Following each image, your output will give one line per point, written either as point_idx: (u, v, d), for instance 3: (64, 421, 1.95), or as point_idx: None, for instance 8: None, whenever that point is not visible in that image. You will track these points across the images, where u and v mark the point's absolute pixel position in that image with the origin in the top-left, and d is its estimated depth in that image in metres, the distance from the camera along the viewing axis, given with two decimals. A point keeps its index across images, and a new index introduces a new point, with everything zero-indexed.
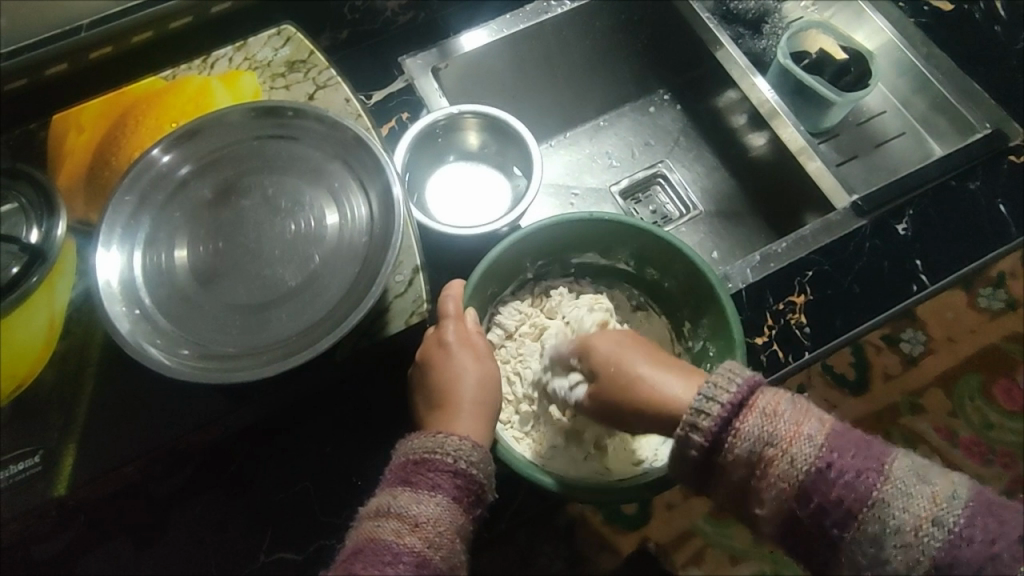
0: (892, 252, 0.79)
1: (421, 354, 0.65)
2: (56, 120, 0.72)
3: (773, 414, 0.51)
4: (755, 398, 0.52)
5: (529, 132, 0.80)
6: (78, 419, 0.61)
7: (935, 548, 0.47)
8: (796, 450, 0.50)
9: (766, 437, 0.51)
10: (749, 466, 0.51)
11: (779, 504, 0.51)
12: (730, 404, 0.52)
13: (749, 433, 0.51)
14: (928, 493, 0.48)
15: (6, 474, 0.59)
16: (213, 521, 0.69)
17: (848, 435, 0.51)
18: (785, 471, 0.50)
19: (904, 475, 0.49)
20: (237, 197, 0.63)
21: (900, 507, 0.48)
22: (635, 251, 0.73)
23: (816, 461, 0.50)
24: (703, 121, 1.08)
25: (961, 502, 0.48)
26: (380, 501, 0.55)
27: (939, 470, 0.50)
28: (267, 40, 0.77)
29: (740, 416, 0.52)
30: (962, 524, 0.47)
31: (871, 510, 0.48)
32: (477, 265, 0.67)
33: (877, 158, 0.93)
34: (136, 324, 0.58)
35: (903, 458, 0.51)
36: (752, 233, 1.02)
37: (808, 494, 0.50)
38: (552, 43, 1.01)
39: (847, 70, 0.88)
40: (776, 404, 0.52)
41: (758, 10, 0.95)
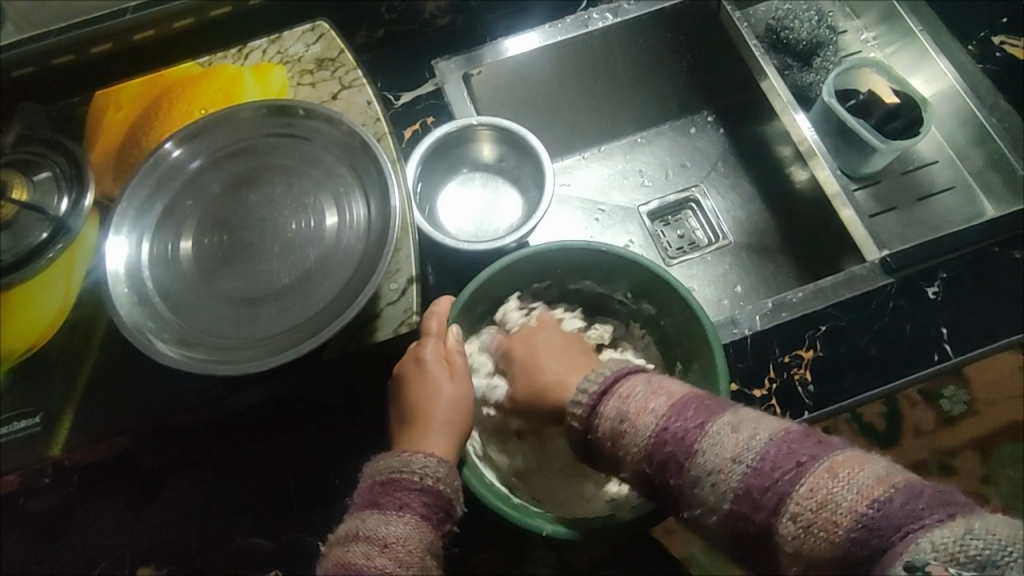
0: (917, 315, 0.74)
1: (398, 368, 0.65)
2: (98, 97, 0.76)
3: (628, 396, 0.56)
4: (617, 386, 0.57)
5: (543, 148, 0.79)
6: (78, 387, 0.65)
7: (737, 484, 0.47)
8: (641, 423, 0.54)
9: (620, 417, 0.55)
10: (611, 441, 0.56)
11: (633, 469, 0.54)
12: (595, 393, 0.58)
13: (609, 415, 0.56)
14: (735, 438, 0.49)
15: (10, 429, 0.64)
16: (199, 498, 0.71)
17: (693, 404, 0.53)
18: (633, 440, 0.54)
19: (720, 426, 0.50)
20: (247, 192, 0.65)
21: (713, 452, 0.49)
22: (633, 285, 0.71)
23: (655, 428, 0.53)
24: (746, 147, 1.04)
25: (760, 441, 0.48)
26: (349, 525, 0.55)
27: (757, 421, 0.50)
28: (301, 35, 0.78)
29: (604, 401, 0.57)
30: (757, 458, 0.47)
31: (692, 460, 0.50)
32: (466, 285, 0.68)
33: (920, 211, 0.87)
34: (135, 305, 0.60)
35: (733, 414, 0.52)
36: (782, 271, 0.97)
37: (650, 456, 0.53)
38: (596, 55, 0.97)
39: (896, 115, 0.83)
40: (633, 387, 0.56)
41: (810, 41, 0.90)
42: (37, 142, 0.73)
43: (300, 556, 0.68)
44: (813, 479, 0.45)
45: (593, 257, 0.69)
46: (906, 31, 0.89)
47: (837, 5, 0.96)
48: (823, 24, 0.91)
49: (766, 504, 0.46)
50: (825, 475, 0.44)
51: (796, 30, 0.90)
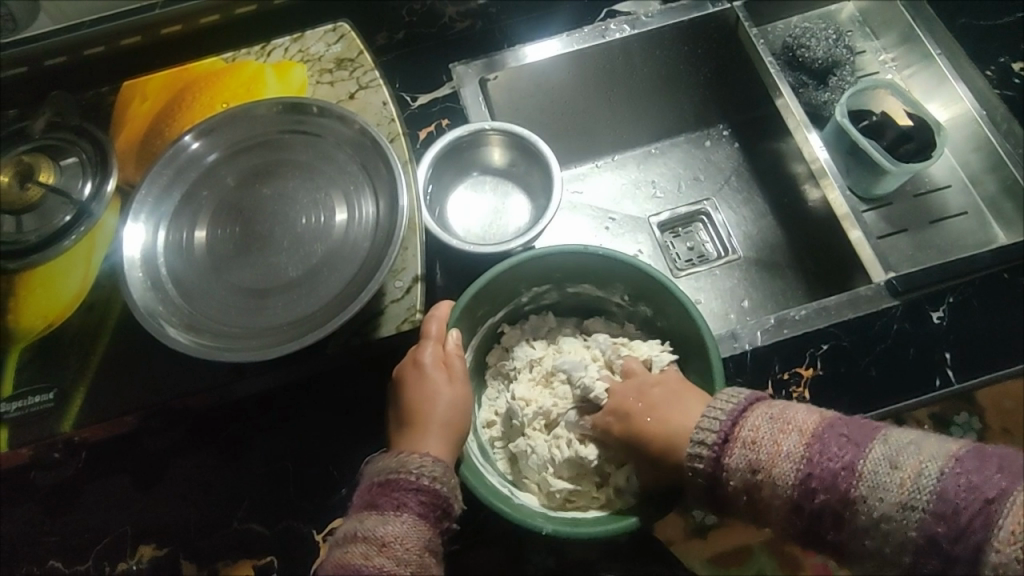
0: (921, 339, 0.74)
1: (398, 370, 0.66)
2: (125, 88, 0.79)
3: (755, 442, 0.56)
4: (739, 431, 0.57)
5: (553, 153, 0.80)
6: (91, 367, 0.68)
7: (916, 533, 0.49)
8: (779, 472, 0.54)
9: (753, 466, 0.55)
10: (746, 493, 0.56)
11: (781, 519, 0.55)
12: (718, 442, 0.57)
13: (737, 465, 0.56)
14: (897, 478, 0.50)
15: (24, 403, 0.67)
16: (200, 480, 0.72)
17: (827, 441, 0.54)
18: (776, 491, 0.54)
19: (875, 463, 0.52)
20: (261, 186, 0.67)
21: (877, 496, 0.51)
22: (631, 289, 0.72)
23: (796, 476, 0.54)
24: (760, 162, 1.04)
25: (931, 477, 0.50)
26: (349, 526, 0.57)
27: (913, 450, 0.52)
28: (322, 35, 0.80)
29: (727, 450, 0.57)
30: (934, 493, 0.49)
31: (851, 508, 0.52)
32: (468, 288, 0.68)
33: (931, 234, 0.87)
34: (148, 291, 0.62)
35: (880, 442, 0.53)
36: (791, 289, 0.96)
37: (799, 506, 0.54)
38: (613, 65, 0.98)
39: (909, 137, 0.83)
40: (757, 429, 0.56)
41: (826, 60, 0.91)
42: (66, 129, 0.76)
43: (296, 542, 0.69)
44: (1012, 520, 0.47)
45: (593, 261, 0.70)
46: (925, 54, 0.89)
47: (856, 25, 0.97)
48: (840, 43, 0.92)
49: (961, 553, 0.48)
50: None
51: (812, 48, 0.91)
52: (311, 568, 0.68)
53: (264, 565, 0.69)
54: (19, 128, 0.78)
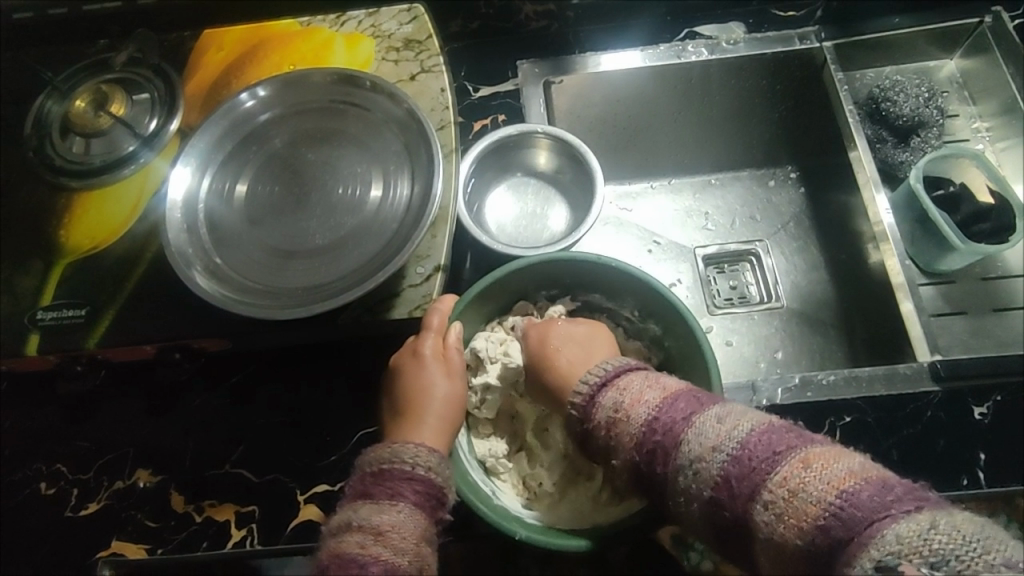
0: (956, 433, 0.68)
1: (397, 359, 0.66)
2: (205, 36, 0.82)
3: (625, 389, 0.57)
4: (617, 379, 0.59)
5: (598, 160, 0.78)
6: (123, 293, 0.71)
7: (717, 472, 0.47)
8: (634, 413, 0.55)
9: (616, 406, 0.56)
10: (605, 430, 0.56)
11: (624, 457, 0.54)
12: (595, 384, 0.59)
13: (604, 405, 0.57)
14: (718, 428, 0.49)
15: (59, 314, 0.70)
16: (202, 418, 0.75)
17: (687, 396, 0.54)
18: (626, 429, 0.54)
19: (707, 419, 0.50)
20: (307, 150, 0.69)
21: (696, 438, 0.50)
22: (640, 303, 0.68)
23: (646, 418, 0.53)
24: (823, 213, 0.98)
25: (743, 430, 0.48)
26: (343, 516, 0.55)
27: (743, 413, 0.50)
28: (396, 14, 0.81)
29: (602, 392, 0.58)
30: (737, 447, 0.47)
31: (678, 448, 0.50)
32: (475, 283, 0.67)
33: (994, 323, 0.80)
34: (182, 233, 0.64)
35: (722, 407, 0.52)
36: (830, 351, 0.90)
37: (641, 444, 0.53)
38: (685, 88, 0.94)
39: (986, 215, 0.77)
40: (629, 381, 0.57)
41: (911, 119, 0.86)
42: (145, 66, 0.81)
43: (278, 499, 0.70)
44: (786, 469, 0.44)
45: (604, 271, 0.67)
46: None
47: (955, 87, 0.91)
48: (931, 103, 0.86)
49: (742, 493, 0.45)
50: (797, 464, 0.44)
51: (898, 104, 0.86)
52: (287, 527, 0.69)
53: (246, 513, 0.70)
54: (105, 58, 0.83)
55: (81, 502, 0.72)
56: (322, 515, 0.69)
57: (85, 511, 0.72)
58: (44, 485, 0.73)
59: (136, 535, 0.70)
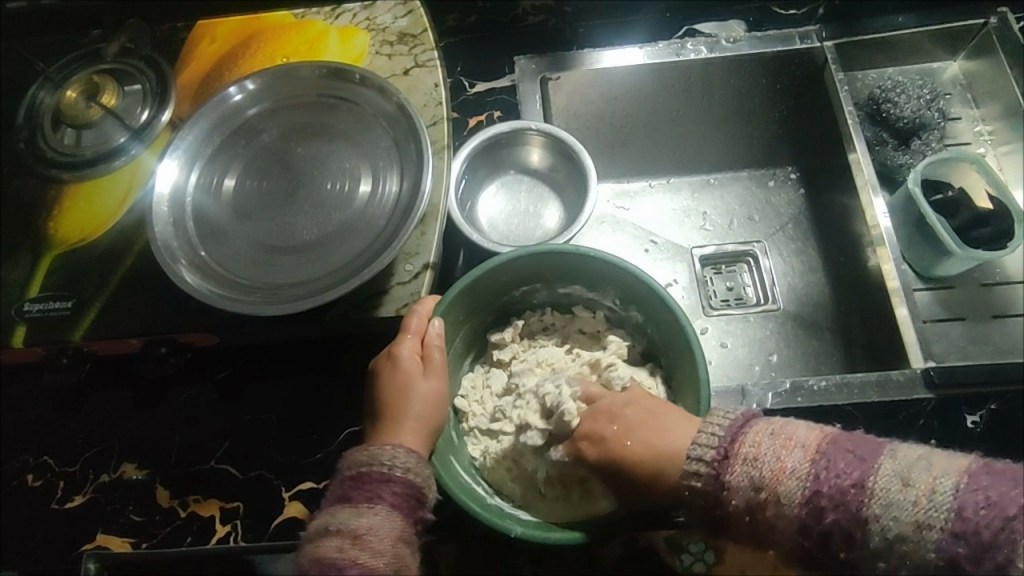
0: (946, 441, 0.69)
1: (376, 363, 0.65)
2: (198, 27, 0.81)
3: (757, 458, 0.51)
4: (738, 446, 0.52)
5: (589, 151, 0.78)
6: (110, 286, 0.71)
7: (934, 550, 0.46)
8: (783, 489, 0.50)
9: (756, 483, 0.50)
10: (750, 512, 0.51)
11: (790, 540, 0.51)
12: (717, 457, 0.52)
13: (738, 482, 0.51)
14: (913, 495, 0.46)
15: (46, 306, 0.70)
16: (188, 412, 0.75)
17: (833, 456, 0.50)
18: (779, 509, 0.50)
19: (886, 480, 0.47)
20: (297, 144, 0.68)
21: (891, 515, 0.47)
22: (622, 293, 0.67)
23: (804, 494, 0.49)
24: (822, 214, 0.97)
25: (950, 491, 0.46)
26: (323, 520, 0.55)
27: (922, 462, 0.48)
28: (391, 7, 0.80)
29: (728, 467, 0.52)
30: (953, 517, 0.45)
31: (863, 527, 0.48)
32: (455, 283, 0.65)
33: (992, 330, 0.79)
34: (169, 228, 0.64)
35: (890, 458, 0.49)
36: (826, 355, 0.90)
37: (807, 526, 0.49)
38: (686, 87, 0.93)
39: (984, 221, 0.76)
40: (758, 445, 0.51)
41: (913, 120, 0.84)
42: (136, 57, 0.80)
43: (263, 495, 0.70)
44: None
45: (585, 262, 0.66)
46: None
47: (958, 88, 0.89)
48: (932, 105, 0.85)
49: (984, 568, 0.45)
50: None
51: (899, 105, 0.84)
52: (272, 523, 0.68)
53: (230, 509, 0.69)
54: (97, 48, 0.82)
55: (67, 494, 0.72)
56: (307, 512, 0.68)
57: (71, 504, 0.71)
58: (30, 477, 0.73)
59: (122, 529, 0.70)
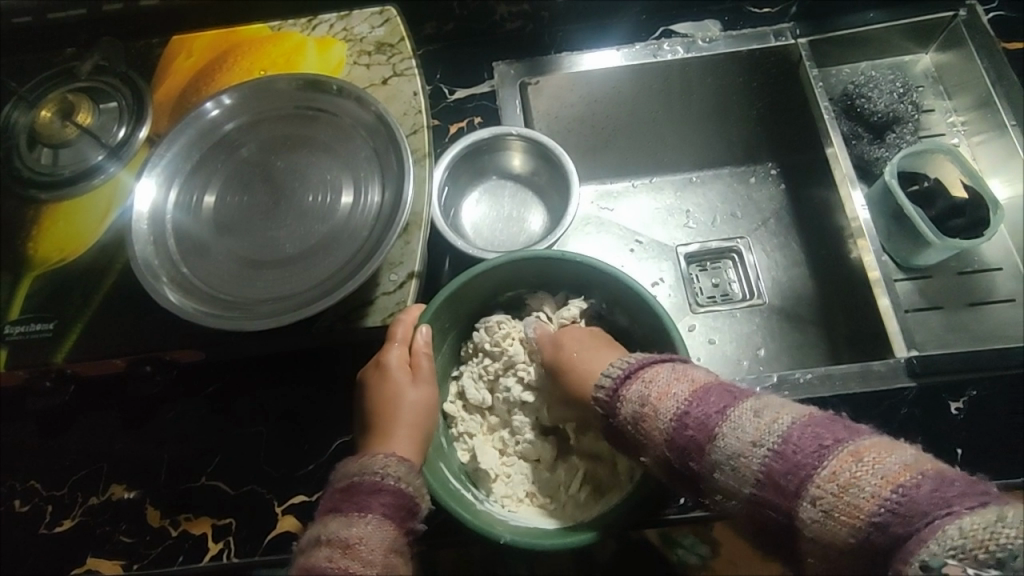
0: (932, 430, 0.68)
1: (364, 373, 0.65)
2: (173, 42, 0.81)
3: (651, 380, 0.55)
4: (642, 371, 0.57)
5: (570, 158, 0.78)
6: (92, 306, 0.70)
7: (758, 467, 0.46)
8: (662, 408, 0.53)
9: (642, 400, 0.54)
10: (632, 425, 0.55)
11: (655, 453, 0.53)
12: (619, 377, 0.57)
13: (631, 398, 0.55)
14: (757, 423, 0.48)
15: (28, 329, 0.69)
16: (176, 430, 0.74)
17: (718, 390, 0.52)
18: (655, 425, 0.53)
19: (743, 412, 0.49)
20: (276, 157, 0.68)
21: (733, 434, 0.48)
22: (606, 297, 0.68)
23: (676, 412, 0.52)
24: (804, 208, 0.98)
25: (783, 423, 0.47)
26: (315, 532, 0.55)
27: (781, 406, 0.49)
28: (367, 17, 0.80)
29: (626, 385, 0.56)
30: (778, 442, 0.46)
31: (712, 443, 0.49)
32: (439, 290, 0.65)
33: (972, 318, 0.80)
34: (149, 246, 0.63)
35: (756, 400, 0.50)
36: (812, 347, 0.91)
37: (672, 440, 0.52)
38: (661, 87, 0.94)
39: (960, 211, 0.77)
40: (656, 372, 0.55)
41: (887, 114, 0.85)
42: (111, 74, 0.79)
43: (255, 511, 0.69)
44: (835, 462, 0.43)
45: (567, 266, 0.66)
46: (1000, 124, 0.82)
47: (930, 82, 0.91)
48: (905, 98, 0.86)
49: (788, 489, 0.44)
50: (847, 458, 0.42)
51: (872, 100, 0.86)
52: (265, 538, 0.68)
53: (222, 526, 0.69)
54: (72, 67, 0.81)
55: (55, 518, 0.71)
56: (300, 526, 0.68)
57: (60, 528, 0.71)
58: (17, 503, 0.72)
59: (111, 551, 0.69)
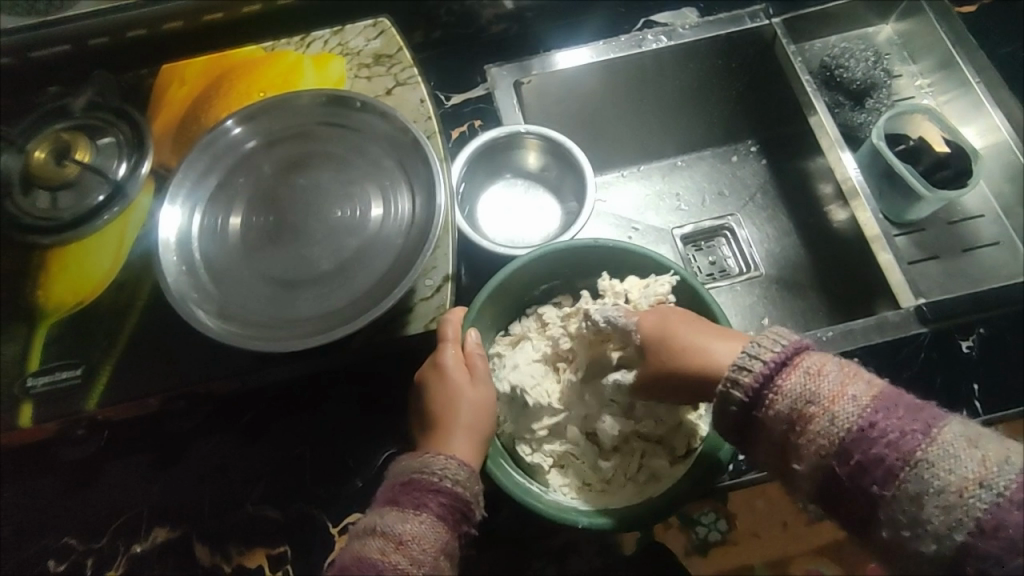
0: (950, 369, 0.73)
1: (419, 375, 0.66)
2: (163, 71, 0.79)
3: (819, 374, 0.50)
4: (800, 359, 0.51)
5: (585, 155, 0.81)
6: (118, 347, 0.68)
7: (981, 511, 0.44)
8: (838, 410, 0.49)
9: (808, 396, 0.49)
10: (788, 422, 0.50)
11: (813, 460, 0.49)
12: (771, 362, 0.51)
13: (790, 390, 0.50)
14: (978, 457, 0.45)
15: (53, 379, 0.67)
16: (215, 463, 0.72)
17: (898, 401, 0.49)
18: (824, 428, 0.48)
19: (953, 439, 0.47)
20: (297, 175, 0.68)
21: (946, 468, 0.45)
22: (643, 281, 0.71)
23: (857, 421, 0.48)
24: (786, 180, 1.03)
25: (1016, 467, 0.45)
26: (370, 519, 0.56)
27: (988, 440, 0.47)
28: (362, 30, 0.80)
29: (782, 373, 0.51)
30: (1013, 488, 0.44)
31: (911, 470, 0.46)
32: (482, 288, 0.68)
33: (963, 263, 0.86)
34: (181, 277, 0.62)
35: (956, 425, 0.48)
36: (812, 309, 0.95)
37: (845, 451, 0.48)
38: (645, 75, 0.97)
39: (946, 164, 0.82)
40: (821, 366, 0.51)
41: (865, 81, 0.91)
42: (105, 110, 0.77)
43: (311, 533, 0.68)
44: None
45: (605, 255, 0.69)
46: (964, 80, 0.88)
47: (895, 48, 0.97)
48: (878, 66, 0.92)
49: (1015, 543, 0.43)
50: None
51: (850, 69, 0.91)
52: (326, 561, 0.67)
53: (278, 555, 0.68)
54: (60, 105, 0.79)
55: (98, 571, 0.68)
56: None
57: None
58: (53, 562, 0.69)
59: None
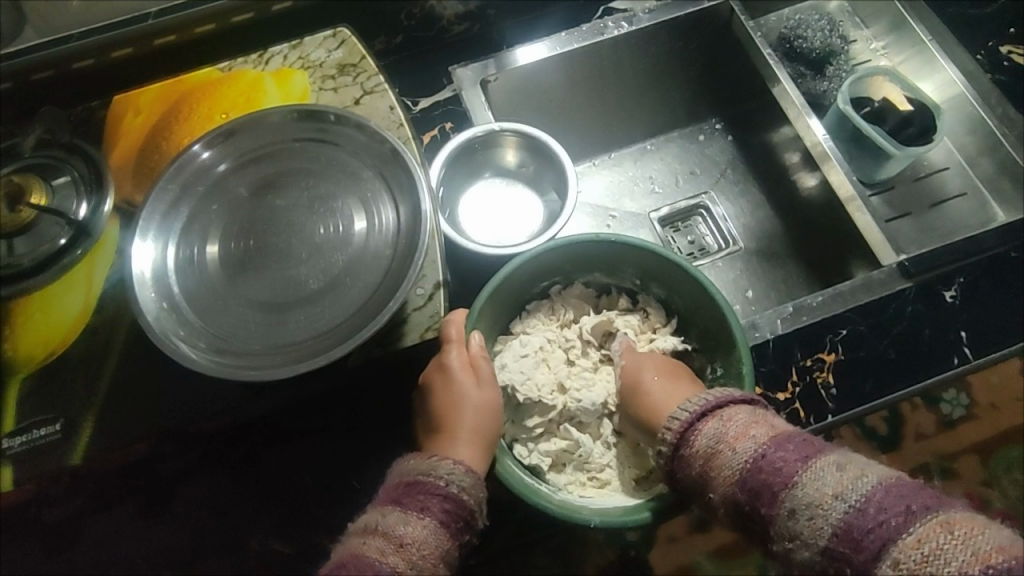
0: (936, 319, 0.75)
1: (424, 377, 0.66)
2: (115, 102, 0.76)
3: (729, 420, 0.57)
4: (720, 409, 0.58)
5: (566, 152, 0.80)
6: (98, 396, 0.64)
7: (836, 522, 0.49)
8: (739, 448, 0.55)
9: (717, 437, 0.56)
10: (704, 462, 0.56)
11: (722, 492, 0.55)
12: (694, 412, 0.59)
13: (707, 435, 0.57)
14: (839, 477, 0.51)
15: (28, 438, 0.63)
16: (215, 503, 0.69)
17: (799, 438, 0.55)
18: (727, 464, 0.55)
19: (826, 466, 0.52)
20: (272, 195, 0.65)
21: (813, 485, 0.51)
22: (640, 270, 0.71)
23: (753, 454, 0.54)
24: (753, 153, 1.04)
25: (867, 483, 0.50)
26: (370, 518, 0.55)
27: (865, 465, 0.52)
28: (321, 41, 0.78)
29: (703, 421, 0.58)
30: (862, 501, 0.49)
31: (789, 490, 0.52)
32: (479, 293, 0.66)
33: (931, 218, 0.89)
34: (163, 314, 0.59)
35: (838, 454, 0.54)
36: (792, 276, 0.96)
37: (744, 481, 0.54)
38: (607, 63, 0.97)
39: (910, 123, 0.85)
40: (734, 413, 0.57)
41: (823, 49, 0.93)
42: (57, 147, 0.73)
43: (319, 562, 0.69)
44: (921, 530, 0.47)
45: (601, 249, 0.69)
46: (918, 40, 0.91)
47: (847, 16, 0.99)
48: (834, 33, 0.94)
49: (866, 547, 0.48)
50: (937, 528, 0.46)
51: (808, 39, 0.93)
52: None
53: None
54: (9, 148, 0.74)
55: None
56: None
57: None
58: None
59: None
